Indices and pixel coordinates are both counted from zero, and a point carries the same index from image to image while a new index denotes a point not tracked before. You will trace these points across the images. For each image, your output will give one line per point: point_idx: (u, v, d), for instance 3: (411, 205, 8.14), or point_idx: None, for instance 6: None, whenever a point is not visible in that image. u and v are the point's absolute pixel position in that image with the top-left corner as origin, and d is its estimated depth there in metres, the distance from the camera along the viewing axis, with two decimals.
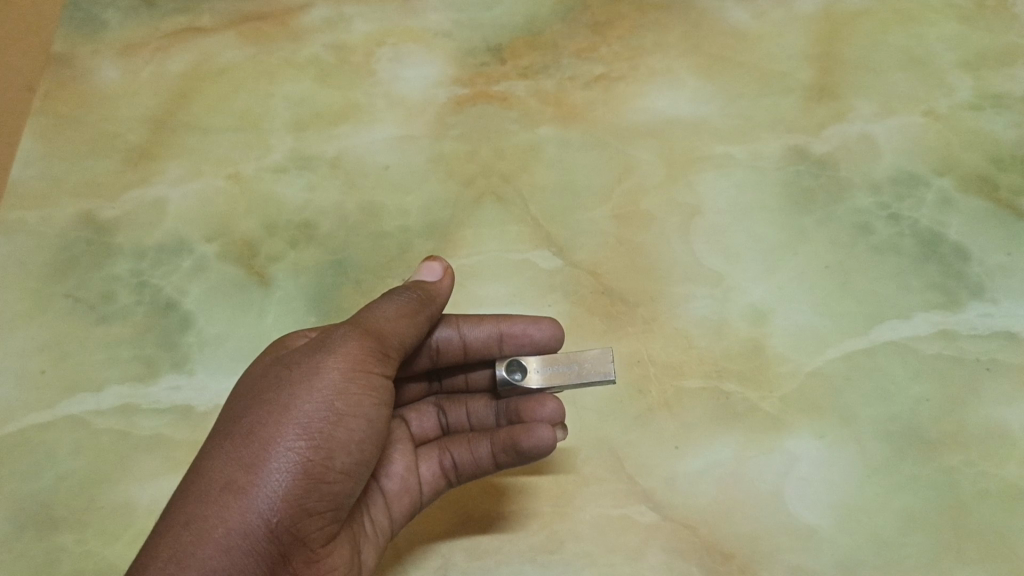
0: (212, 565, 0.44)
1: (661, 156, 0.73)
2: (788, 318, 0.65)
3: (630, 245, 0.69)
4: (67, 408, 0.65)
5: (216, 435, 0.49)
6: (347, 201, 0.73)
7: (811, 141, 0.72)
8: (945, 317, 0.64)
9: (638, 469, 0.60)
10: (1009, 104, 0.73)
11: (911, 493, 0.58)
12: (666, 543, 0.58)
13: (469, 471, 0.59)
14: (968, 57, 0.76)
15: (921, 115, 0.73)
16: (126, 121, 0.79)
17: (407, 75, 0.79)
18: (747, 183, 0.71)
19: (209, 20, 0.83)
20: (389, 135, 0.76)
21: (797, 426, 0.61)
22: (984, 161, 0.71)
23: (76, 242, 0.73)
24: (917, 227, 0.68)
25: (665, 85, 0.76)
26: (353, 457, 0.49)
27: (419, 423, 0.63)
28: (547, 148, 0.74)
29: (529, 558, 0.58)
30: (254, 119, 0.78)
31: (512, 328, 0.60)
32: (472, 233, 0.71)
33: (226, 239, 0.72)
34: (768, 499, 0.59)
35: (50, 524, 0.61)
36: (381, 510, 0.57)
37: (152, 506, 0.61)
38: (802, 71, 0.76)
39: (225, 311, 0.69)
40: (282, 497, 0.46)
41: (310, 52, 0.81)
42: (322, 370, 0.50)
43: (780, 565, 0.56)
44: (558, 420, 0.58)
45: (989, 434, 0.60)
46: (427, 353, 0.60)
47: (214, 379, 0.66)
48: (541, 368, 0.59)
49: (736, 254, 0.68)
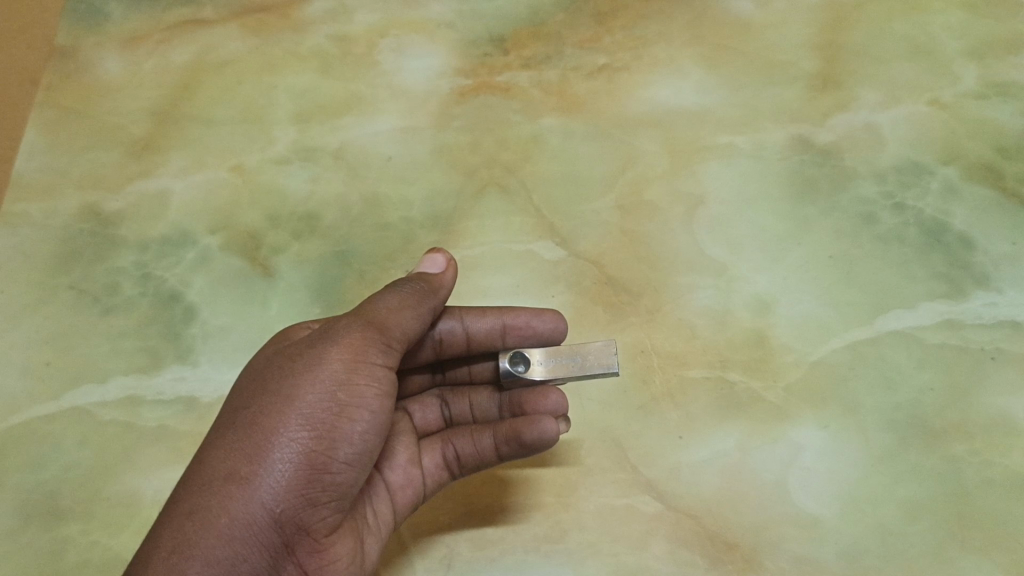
0: (215, 554, 0.45)
1: (664, 146, 0.72)
2: (791, 309, 0.65)
3: (633, 235, 0.69)
4: (71, 400, 0.65)
5: (220, 426, 0.50)
6: (350, 193, 0.73)
7: (816, 131, 0.72)
8: (949, 307, 0.64)
9: (642, 459, 0.61)
10: (1014, 92, 0.73)
11: (916, 483, 0.58)
12: (670, 533, 0.58)
13: (472, 462, 0.59)
14: (973, 46, 0.76)
15: (926, 104, 0.73)
16: (129, 114, 0.79)
17: (410, 66, 0.79)
18: (751, 173, 0.71)
19: (211, 12, 0.83)
20: (392, 127, 0.76)
21: (800, 416, 0.61)
22: (989, 150, 0.70)
23: (80, 235, 0.73)
24: (922, 217, 0.68)
25: (669, 75, 0.76)
26: (357, 448, 0.49)
27: (422, 414, 0.63)
28: (550, 139, 0.74)
29: (532, 548, 0.59)
30: (257, 111, 0.78)
31: (515, 320, 0.60)
32: (475, 224, 0.70)
33: (229, 231, 0.72)
34: (772, 488, 0.59)
35: (56, 515, 0.61)
36: (384, 501, 0.57)
37: (157, 496, 0.61)
38: (806, 60, 0.76)
39: (228, 303, 0.69)
40: (285, 487, 0.47)
41: (313, 43, 0.81)
42: (324, 361, 0.50)
43: (784, 554, 0.57)
44: (560, 413, 0.58)
45: (993, 423, 0.60)
46: (429, 345, 0.60)
47: (219, 371, 0.66)
48: (544, 360, 0.59)
49: (739, 244, 0.68)
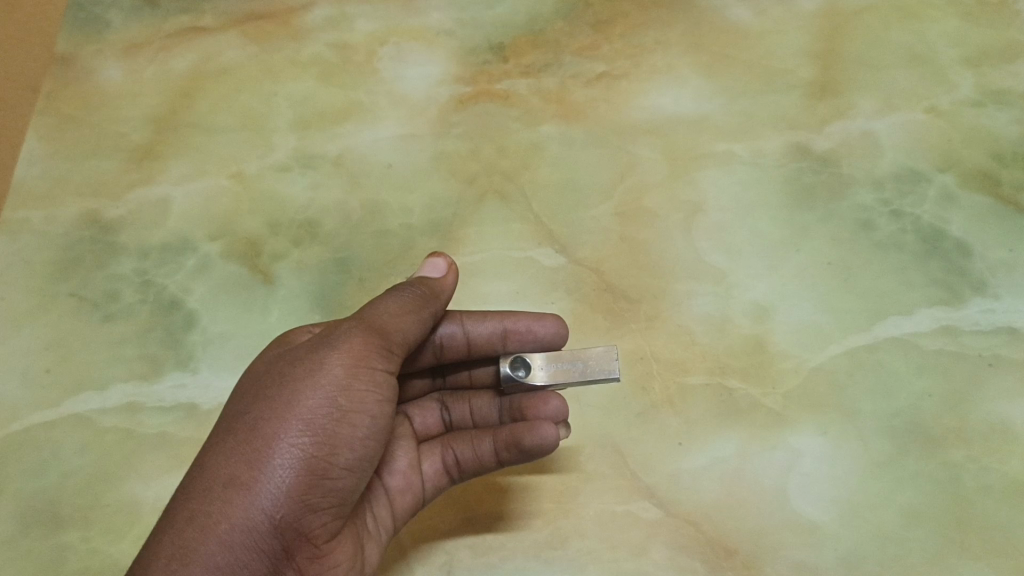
0: (215, 560, 0.45)
1: (663, 154, 0.73)
2: (790, 315, 0.65)
3: (632, 242, 0.69)
4: (71, 406, 0.65)
5: (220, 430, 0.50)
6: (350, 200, 0.73)
7: (813, 138, 0.73)
8: (947, 314, 0.64)
9: (641, 465, 0.61)
10: (1011, 100, 0.73)
11: (914, 489, 0.58)
12: (670, 539, 0.58)
13: (472, 467, 0.59)
14: (969, 54, 0.76)
15: (923, 112, 0.73)
16: (130, 121, 0.79)
17: (410, 73, 0.79)
18: (749, 180, 0.71)
19: (212, 20, 0.83)
20: (392, 134, 0.76)
21: (799, 422, 0.61)
22: (985, 157, 0.71)
23: (80, 241, 0.73)
24: (919, 224, 0.68)
25: (667, 83, 0.76)
26: (357, 453, 0.50)
27: (422, 419, 0.63)
28: (550, 146, 0.74)
29: (532, 554, 0.59)
30: (258, 119, 0.78)
31: (516, 325, 0.60)
32: (475, 230, 0.71)
33: (229, 238, 0.72)
34: (771, 494, 0.59)
35: (55, 522, 0.61)
36: (383, 506, 0.57)
37: (157, 503, 0.61)
38: (804, 68, 0.76)
39: (229, 310, 0.69)
40: (285, 493, 0.47)
41: (313, 51, 0.81)
42: (325, 366, 0.50)
43: (784, 560, 0.57)
44: (560, 418, 0.59)
45: (991, 430, 0.60)
46: (430, 350, 0.60)
47: (219, 378, 0.66)
48: (545, 365, 0.60)
49: (737, 250, 0.68)
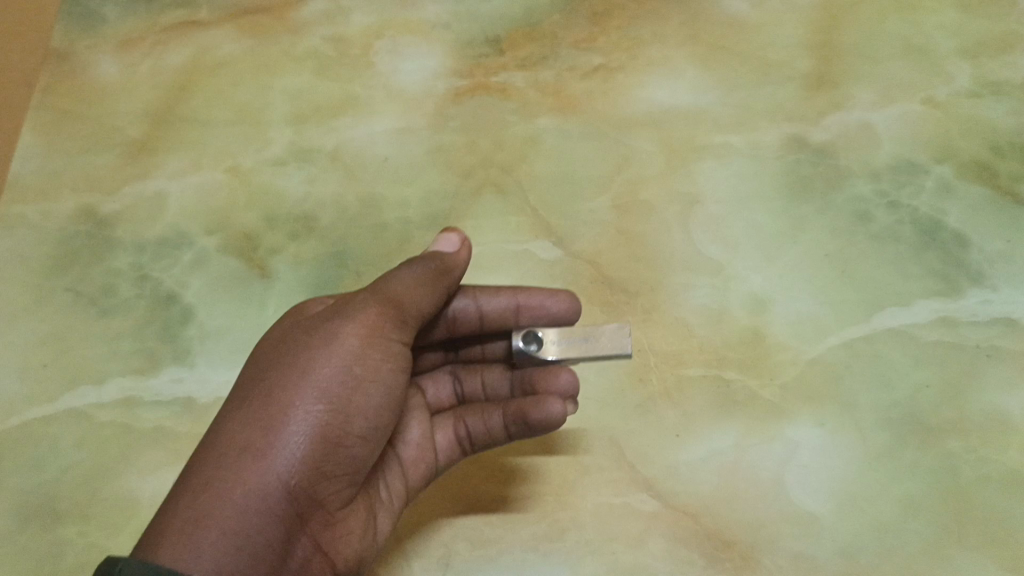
0: (230, 524, 0.45)
1: (660, 146, 0.73)
2: (788, 306, 0.65)
3: (630, 234, 0.69)
4: (69, 401, 0.65)
5: (235, 398, 0.50)
6: (347, 194, 0.73)
7: (810, 130, 0.72)
8: (944, 305, 0.64)
9: (639, 457, 0.61)
10: (1008, 91, 0.73)
11: (912, 479, 0.58)
12: (668, 531, 0.58)
13: (482, 441, 0.59)
14: (967, 45, 0.76)
15: (920, 103, 0.73)
16: (126, 115, 0.79)
17: (406, 67, 0.79)
18: (746, 172, 0.71)
19: (206, 14, 0.83)
20: (388, 128, 0.76)
21: (797, 414, 0.61)
22: (982, 148, 0.71)
23: (77, 236, 0.73)
24: (917, 215, 0.68)
25: (664, 75, 0.76)
26: (371, 423, 0.50)
27: (435, 391, 0.63)
28: (547, 139, 0.74)
29: (530, 546, 0.59)
30: (254, 113, 0.78)
31: (529, 300, 0.60)
32: (472, 224, 0.71)
33: (226, 232, 0.72)
34: (769, 485, 0.59)
35: (53, 517, 0.61)
36: (397, 476, 0.57)
37: (155, 498, 0.61)
38: (801, 60, 0.76)
39: (226, 304, 0.69)
40: (301, 459, 0.47)
41: (309, 45, 0.81)
42: (339, 337, 0.50)
43: (781, 551, 0.57)
44: (570, 394, 0.58)
45: (989, 421, 0.60)
46: (443, 323, 0.60)
47: (216, 372, 0.66)
48: (558, 340, 0.58)
49: (735, 243, 0.68)
